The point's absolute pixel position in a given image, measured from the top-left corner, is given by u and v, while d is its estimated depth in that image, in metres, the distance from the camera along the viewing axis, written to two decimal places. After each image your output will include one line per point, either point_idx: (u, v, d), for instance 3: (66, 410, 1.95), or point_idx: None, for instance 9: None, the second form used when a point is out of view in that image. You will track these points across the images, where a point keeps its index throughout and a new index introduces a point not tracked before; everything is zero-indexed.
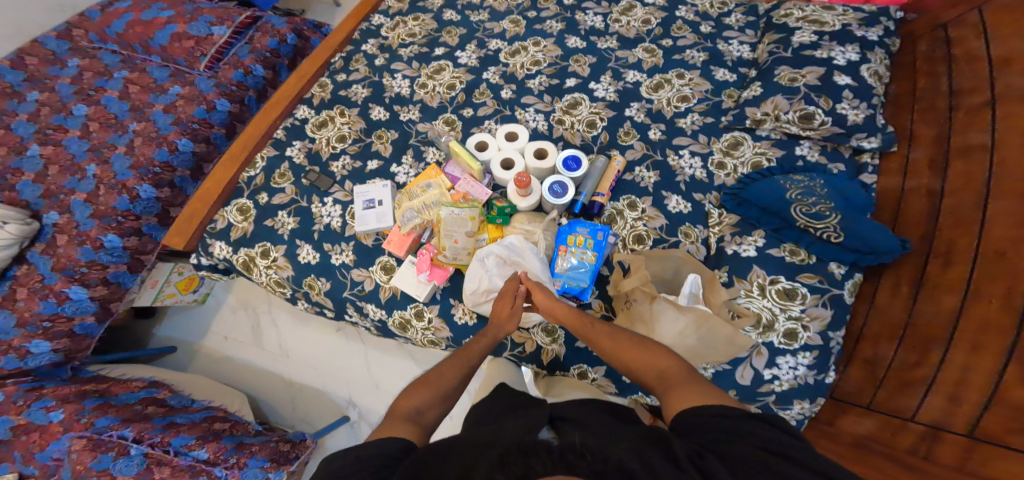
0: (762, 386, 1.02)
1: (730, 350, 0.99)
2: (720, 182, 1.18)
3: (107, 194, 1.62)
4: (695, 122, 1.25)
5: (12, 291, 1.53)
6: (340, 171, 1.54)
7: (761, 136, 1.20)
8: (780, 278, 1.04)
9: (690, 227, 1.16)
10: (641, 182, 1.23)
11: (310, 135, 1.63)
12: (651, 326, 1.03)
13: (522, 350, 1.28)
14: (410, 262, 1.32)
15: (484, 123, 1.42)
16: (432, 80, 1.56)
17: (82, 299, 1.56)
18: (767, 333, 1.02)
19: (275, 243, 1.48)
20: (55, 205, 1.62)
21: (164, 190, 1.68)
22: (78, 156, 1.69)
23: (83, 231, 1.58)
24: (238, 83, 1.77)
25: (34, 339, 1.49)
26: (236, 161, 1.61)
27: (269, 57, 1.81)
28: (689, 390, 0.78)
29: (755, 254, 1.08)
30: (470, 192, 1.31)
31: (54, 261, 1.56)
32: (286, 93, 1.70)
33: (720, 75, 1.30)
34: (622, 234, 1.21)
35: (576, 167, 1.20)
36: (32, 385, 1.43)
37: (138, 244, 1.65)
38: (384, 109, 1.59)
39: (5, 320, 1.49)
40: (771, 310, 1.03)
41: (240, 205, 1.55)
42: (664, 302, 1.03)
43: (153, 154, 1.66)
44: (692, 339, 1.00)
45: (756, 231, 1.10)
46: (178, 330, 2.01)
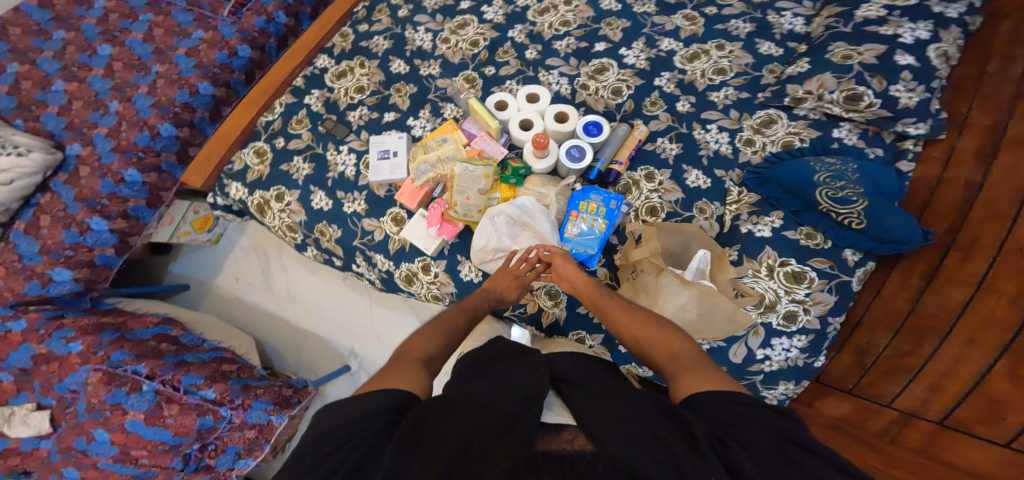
0: (752, 365, 1.06)
1: (728, 327, 1.00)
2: (744, 160, 1.15)
3: (129, 130, 1.64)
4: (729, 96, 1.20)
5: (35, 218, 1.58)
6: (356, 122, 1.53)
7: (798, 115, 1.13)
8: (791, 260, 1.04)
9: (706, 203, 1.14)
10: (662, 154, 1.21)
11: (330, 84, 1.62)
12: (654, 299, 1.04)
13: (524, 311, 1.30)
14: (421, 216, 1.32)
15: (505, 83, 1.40)
16: (455, 34, 1.52)
17: (102, 231, 1.59)
18: (767, 313, 1.04)
19: (289, 187, 1.49)
20: (78, 138, 1.65)
21: (185, 129, 1.69)
22: (101, 92, 1.70)
23: (105, 164, 1.62)
24: (260, 30, 1.76)
25: (57, 266, 1.54)
26: (255, 105, 1.61)
27: (293, 4, 1.80)
28: (702, 373, 0.77)
29: (770, 235, 1.06)
30: (485, 149, 1.29)
31: (77, 191, 1.60)
32: (308, 42, 1.69)
33: (765, 48, 1.22)
34: (635, 204, 1.19)
35: (597, 133, 1.19)
36: (54, 314, 1.49)
37: (157, 181, 1.66)
38: (404, 62, 1.57)
39: (30, 247, 1.55)
40: (776, 291, 1.04)
41: (257, 148, 1.56)
42: (670, 276, 1.02)
43: (175, 95, 1.67)
44: (692, 313, 1.01)
45: (775, 211, 1.08)
46: (190, 268, 2.06)
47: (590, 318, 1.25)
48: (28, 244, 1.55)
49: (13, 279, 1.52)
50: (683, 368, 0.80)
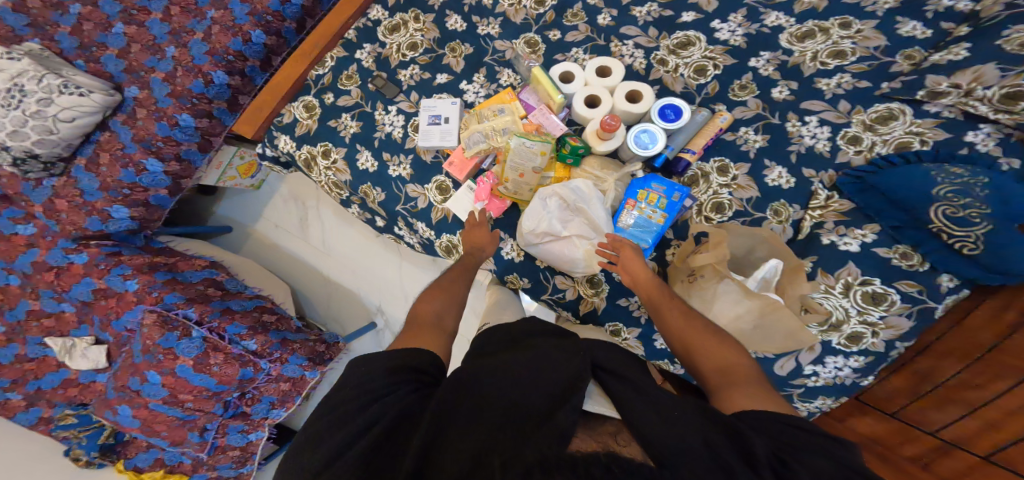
0: (796, 378, 0.98)
1: (787, 344, 0.90)
2: (844, 160, 1.00)
3: (184, 77, 1.59)
4: (842, 84, 1.05)
5: (95, 156, 1.62)
6: (406, 81, 1.45)
7: (928, 112, 0.95)
8: (875, 279, 0.91)
9: (784, 205, 1.03)
10: (742, 145, 1.08)
11: (381, 39, 1.54)
12: (710, 306, 0.93)
13: (562, 297, 1.21)
14: (468, 188, 1.26)
15: (571, 50, 1.28)
16: None
17: (156, 172, 1.62)
18: (830, 332, 0.94)
19: (336, 144, 1.44)
20: (137, 81, 1.62)
21: (236, 78, 1.63)
22: (159, 37, 1.62)
23: (161, 107, 1.60)
24: None
25: (115, 204, 1.58)
26: (308, 55, 1.56)
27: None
28: (756, 392, 0.72)
29: (857, 250, 0.93)
30: (543, 124, 1.20)
31: (134, 132, 1.60)
32: None
33: (906, 30, 1.03)
34: (701, 198, 1.08)
35: (675, 118, 1.07)
36: (113, 251, 1.53)
37: (209, 127, 1.64)
38: (461, 18, 1.45)
39: (90, 183, 1.60)
40: (846, 310, 0.92)
41: (307, 102, 1.52)
42: (732, 284, 0.91)
43: (228, 43, 1.58)
44: (748, 325, 0.91)
45: (869, 224, 0.94)
46: (233, 210, 2.06)
47: (630, 311, 1.15)
48: (88, 181, 1.60)
49: (72, 211, 1.58)
50: (735, 382, 0.74)
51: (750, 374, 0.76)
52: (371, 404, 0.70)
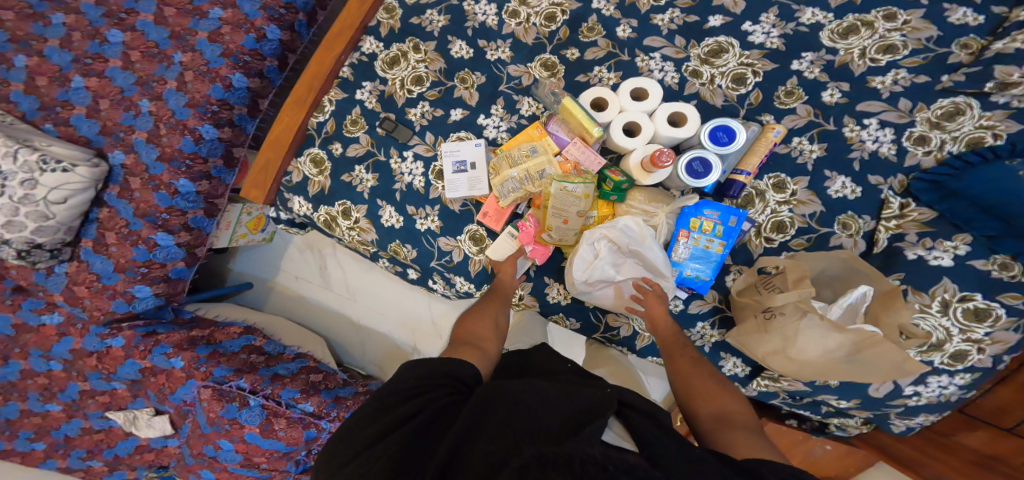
0: (896, 399, 0.92)
1: (893, 375, 0.80)
2: (913, 162, 0.93)
3: (170, 135, 1.40)
4: (899, 81, 0.97)
5: (101, 235, 1.41)
6: (417, 121, 1.35)
7: (996, 102, 0.87)
8: (976, 295, 0.84)
9: (851, 217, 0.97)
10: (799, 157, 1.01)
11: (380, 74, 1.41)
12: (793, 342, 0.85)
13: (616, 335, 1.16)
14: (508, 235, 1.16)
15: (593, 70, 1.19)
16: (525, 6, 1.28)
17: (169, 246, 1.44)
18: (930, 352, 0.87)
19: (355, 202, 1.36)
20: (119, 145, 1.40)
21: (225, 129, 1.46)
22: (127, 90, 1.41)
23: (154, 175, 1.40)
24: (287, 5, 1.46)
25: (136, 284, 1.42)
26: (304, 101, 1.42)
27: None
28: (749, 437, 0.70)
29: (950, 264, 0.86)
30: (581, 160, 1.14)
31: (134, 206, 1.41)
32: (349, 22, 1.43)
33: (957, 18, 0.95)
34: (759, 220, 1.01)
35: (728, 141, 1.00)
36: (148, 330, 1.42)
37: (210, 189, 1.47)
38: (466, 43, 1.34)
39: (104, 266, 1.41)
40: (947, 329, 0.85)
41: (314, 156, 1.42)
42: (818, 320, 0.82)
43: (208, 91, 1.41)
44: (844, 361, 0.83)
45: (959, 234, 0.86)
46: (251, 265, 1.90)
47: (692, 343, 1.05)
48: (102, 263, 1.41)
49: (96, 298, 1.40)
50: (728, 427, 0.73)
51: (746, 422, 0.74)
52: (400, 405, 0.70)
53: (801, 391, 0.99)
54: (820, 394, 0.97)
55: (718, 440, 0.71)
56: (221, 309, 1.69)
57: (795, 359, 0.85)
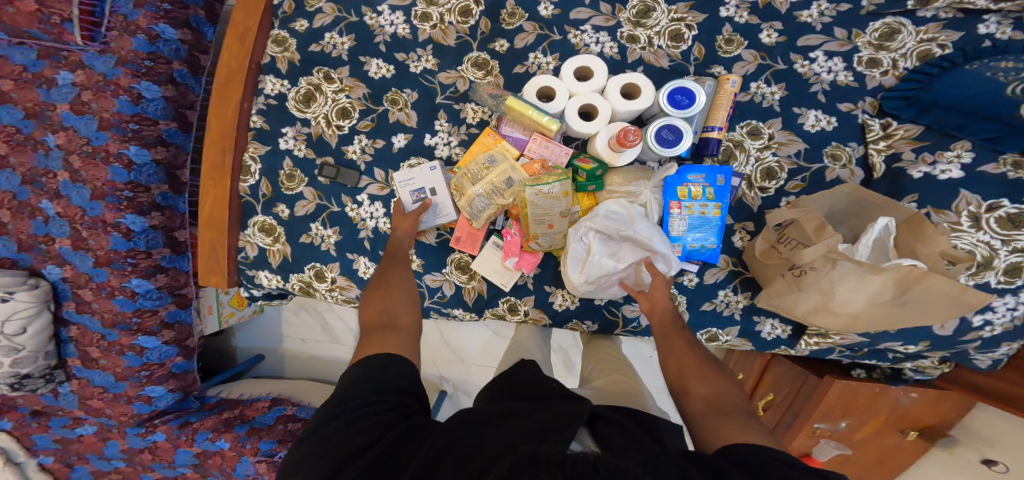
0: (968, 333, 0.89)
1: (951, 308, 0.80)
2: (874, 84, 0.95)
3: (96, 236, 1.25)
4: (824, 12, 0.97)
5: (83, 352, 1.33)
6: (359, 158, 1.24)
7: (925, 17, 0.92)
8: (1003, 201, 0.81)
9: (838, 147, 0.97)
10: (763, 102, 1.00)
11: (298, 116, 1.26)
12: (834, 296, 0.86)
13: (639, 326, 1.10)
14: (494, 245, 1.12)
15: (528, 57, 1.11)
16: (433, 5, 1.17)
17: (158, 346, 1.35)
18: (982, 273, 0.83)
19: (325, 262, 1.27)
20: (47, 257, 1.27)
21: (154, 214, 1.28)
22: (17, 193, 1.25)
23: (102, 281, 1.28)
24: (151, 55, 1.23)
25: (146, 386, 1.36)
26: (226, 165, 1.25)
27: (171, 9, 1.25)
28: (740, 421, 0.69)
29: (961, 175, 0.84)
30: (546, 156, 1.10)
31: (99, 317, 1.30)
32: (235, 63, 1.24)
33: None
34: (747, 172, 1.01)
35: (689, 103, 0.97)
36: (182, 421, 1.39)
37: (170, 281, 1.33)
38: (383, 60, 1.22)
39: (105, 378, 1.34)
40: (989, 244, 0.82)
41: (261, 224, 1.29)
42: (848, 264, 0.83)
43: (109, 176, 1.23)
44: (890, 301, 0.83)
45: (957, 143, 0.85)
46: (254, 338, 1.78)
47: (719, 313, 1.05)
48: (101, 376, 1.34)
49: (114, 406, 1.36)
50: (720, 411, 0.72)
51: (739, 406, 0.73)
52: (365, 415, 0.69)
53: (858, 342, 0.97)
54: (883, 342, 0.95)
55: (711, 425, 0.70)
56: (241, 386, 1.60)
57: (838, 312, 0.87)
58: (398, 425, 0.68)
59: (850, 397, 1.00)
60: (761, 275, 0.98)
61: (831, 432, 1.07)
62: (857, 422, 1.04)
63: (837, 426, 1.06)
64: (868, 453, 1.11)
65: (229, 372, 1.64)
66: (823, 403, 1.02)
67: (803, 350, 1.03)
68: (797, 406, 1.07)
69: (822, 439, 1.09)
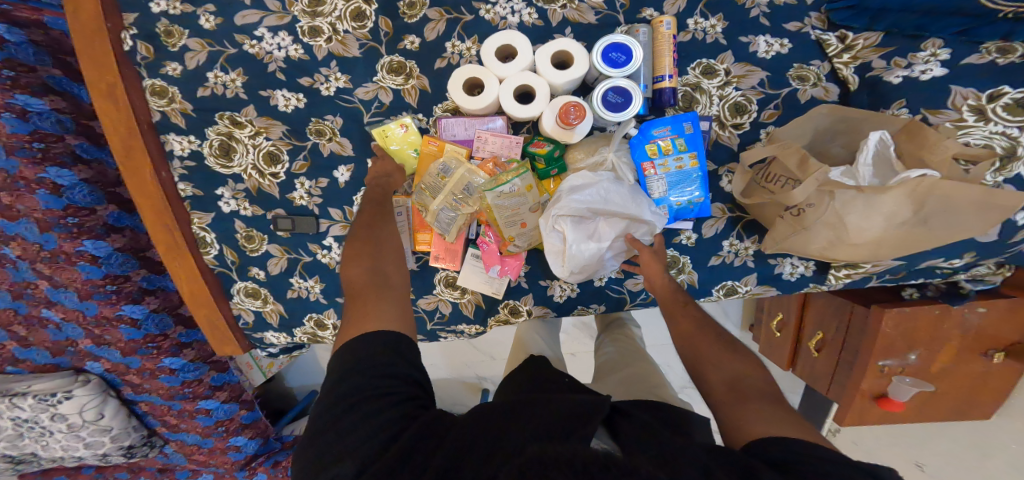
0: (1015, 235, 0.81)
1: (977, 215, 0.73)
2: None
3: (107, 331, 1.27)
4: None
5: (164, 420, 1.46)
6: (310, 202, 1.16)
7: None
8: (1004, 89, 0.72)
9: (802, 67, 0.87)
10: (706, 38, 0.89)
11: (225, 173, 1.15)
12: (845, 228, 0.79)
13: (648, 296, 1.09)
14: (473, 257, 1.08)
15: (446, 48, 0.99)
16: (319, 16, 1.02)
17: (219, 406, 1.44)
18: (1009, 167, 0.74)
19: (319, 310, 1.24)
20: (80, 356, 1.33)
21: (150, 298, 1.26)
22: (16, 308, 1.25)
23: (140, 367, 1.33)
24: (35, 134, 1.07)
25: (229, 438, 1.49)
26: (181, 245, 1.17)
27: (15, 74, 1.04)
28: (765, 405, 0.71)
29: (944, 73, 0.75)
30: (497, 152, 1.01)
31: (157, 394, 1.38)
32: (127, 125, 1.07)
33: None
34: (714, 113, 0.91)
35: (626, 59, 0.85)
36: (273, 461, 1.56)
37: (198, 352, 1.37)
38: (289, 89, 1.08)
39: (194, 437, 1.48)
40: (1006, 134, 0.73)
41: (246, 289, 1.24)
42: (849, 192, 0.77)
43: (83, 275, 1.18)
44: (909, 221, 0.76)
45: (926, 41, 0.76)
46: (302, 377, 1.82)
47: (730, 265, 1.01)
48: (190, 436, 1.49)
49: (214, 457, 1.53)
50: (744, 397, 0.73)
51: (763, 391, 0.74)
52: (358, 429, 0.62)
53: (896, 267, 0.91)
54: (923, 261, 0.88)
55: (740, 410, 0.72)
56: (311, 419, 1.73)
57: (854, 243, 0.81)
58: (421, 415, 0.64)
59: (908, 324, 0.93)
60: (762, 219, 0.92)
61: (902, 368, 0.97)
62: (927, 352, 0.96)
63: (907, 359, 0.96)
64: (954, 387, 0.99)
65: (295, 411, 1.74)
66: (882, 339, 0.94)
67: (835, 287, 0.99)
68: (853, 340, 1.00)
69: (894, 378, 0.98)
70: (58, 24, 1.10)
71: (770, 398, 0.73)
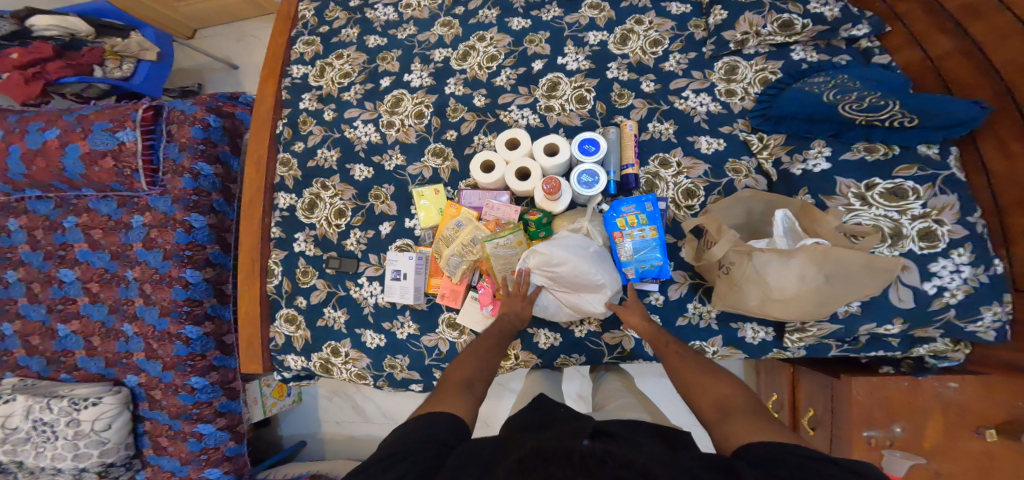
0: (932, 303, 0.87)
1: (875, 278, 0.85)
2: (738, 109, 1.12)
3: (162, 346, 1.52)
4: (680, 61, 1.18)
5: (155, 441, 1.56)
6: (357, 248, 1.45)
7: (750, 54, 1.13)
8: (875, 179, 0.92)
9: (735, 162, 1.09)
10: (661, 137, 1.16)
11: (305, 221, 1.51)
12: (768, 284, 0.90)
13: (622, 351, 1.20)
14: (472, 298, 1.29)
15: (473, 140, 1.34)
16: (395, 115, 1.45)
17: (213, 431, 1.54)
18: (901, 243, 0.89)
19: (338, 339, 1.44)
20: (127, 368, 1.56)
21: (206, 324, 1.56)
22: (106, 321, 1.59)
23: (168, 382, 1.53)
24: (195, 190, 1.55)
25: (205, 468, 1.54)
26: (255, 274, 1.50)
27: (205, 149, 1.56)
28: (748, 418, 0.75)
29: (829, 165, 0.97)
30: (499, 216, 1.27)
31: (167, 411, 1.53)
32: (256, 188, 1.53)
33: (676, 9, 1.22)
34: (670, 196, 1.13)
35: (596, 149, 1.13)
36: None
37: (221, 377, 1.57)
38: (365, 164, 1.47)
39: (173, 463, 1.53)
40: (888, 216, 0.90)
41: (286, 315, 1.50)
42: (765, 253, 0.89)
43: (172, 295, 1.52)
44: (818, 280, 0.86)
45: (815, 142, 0.99)
46: (298, 426, 1.94)
47: (696, 325, 1.10)
48: (169, 461, 1.54)
49: None
50: (731, 409, 0.78)
51: (747, 404, 0.78)
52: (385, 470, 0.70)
53: (837, 332, 0.96)
54: (858, 326, 0.93)
55: (727, 421, 0.76)
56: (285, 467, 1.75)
57: (779, 299, 0.90)
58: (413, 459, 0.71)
59: (881, 394, 0.94)
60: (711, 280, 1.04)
61: (889, 441, 0.94)
62: (913, 425, 0.93)
63: (892, 432, 0.94)
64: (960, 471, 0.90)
65: (276, 457, 1.81)
66: (859, 408, 0.95)
67: (797, 349, 1.03)
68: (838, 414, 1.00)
69: (885, 452, 0.94)
70: (243, 116, 1.68)
71: (754, 408, 0.77)
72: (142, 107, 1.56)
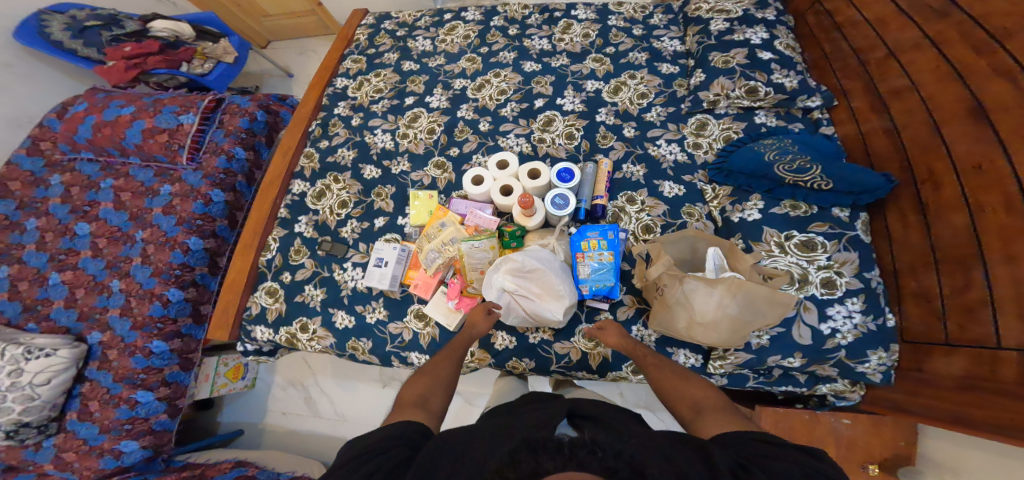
0: (826, 342, 1.03)
1: (777, 310, 0.95)
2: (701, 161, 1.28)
3: (140, 304, 1.60)
4: (660, 113, 1.37)
5: (84, 405, 1.55)
6: (350, 236, 1.58)
7: (721, 114, 1.31)
8: (793, 232, 1.11)
9: (691, 207, 1.23)
10: (632, 178, 1.31)
11: (313, 207, 1.65)
12: (693, 308, 1.00)
13: (569, 361, 1.25)
14: (441, 292, 1.40)
15: (472, 158, 1.51)
16: (411, 128, 1.64)
17: (150, 401, 1.56)
18: (805, 287, 1.06)
19: (310, 316, 1.52)
20: (95, 325, 1.61)
21: (190, 290, 1.65)
22: (98, 275, 1.68)
23: (129, 342, 1.58)
24: (225, 170, 1.74)
25: (122, 439, 1.52)
26: (253, 246, 1.62)
27: (245, 137, 1.79)
28: (722, 417, 0.85)
29: (760, 216, 1.14)
30: (480, 224, 1.41)
31: (114, 373, 1.56)
32: (277, 172, 1.71)
33: (665, 69, 1.43)
34: (631, 228, 1.26)
35: (570, 178, 1.29)
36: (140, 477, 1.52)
37: (182, 345, 1.63)
38: (375, 166, 1.64)
39: (90, 430, 1.52)
40: (799, 264, 1.07)
41: (268, 288, 1.58)
42: (694, 281, 0.99)
43: (170, 258, 1.63)
44: (733, 309, 0.96)
45: (752, 196, 1.18)
46: (240, 415, 1.96)
47: None
48: (88, 428, 1.52)
49: (85, 459, 1.50)
50: (704, 409, 0.88)
51: (715, 403, 0.88)
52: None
53: (750, 361, 1.07)
54: (767, 356, 1.06)
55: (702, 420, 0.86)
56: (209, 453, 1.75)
57: (702, 324, 0.99)
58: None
59: None
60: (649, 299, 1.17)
61: None
62: None
63: None
64: None
65: (199, 442, 1.81)
66: None
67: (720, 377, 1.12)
68: None
69: None
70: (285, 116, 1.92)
71: (723, 407, 0.87)
72: (208, 98, 1.81)
